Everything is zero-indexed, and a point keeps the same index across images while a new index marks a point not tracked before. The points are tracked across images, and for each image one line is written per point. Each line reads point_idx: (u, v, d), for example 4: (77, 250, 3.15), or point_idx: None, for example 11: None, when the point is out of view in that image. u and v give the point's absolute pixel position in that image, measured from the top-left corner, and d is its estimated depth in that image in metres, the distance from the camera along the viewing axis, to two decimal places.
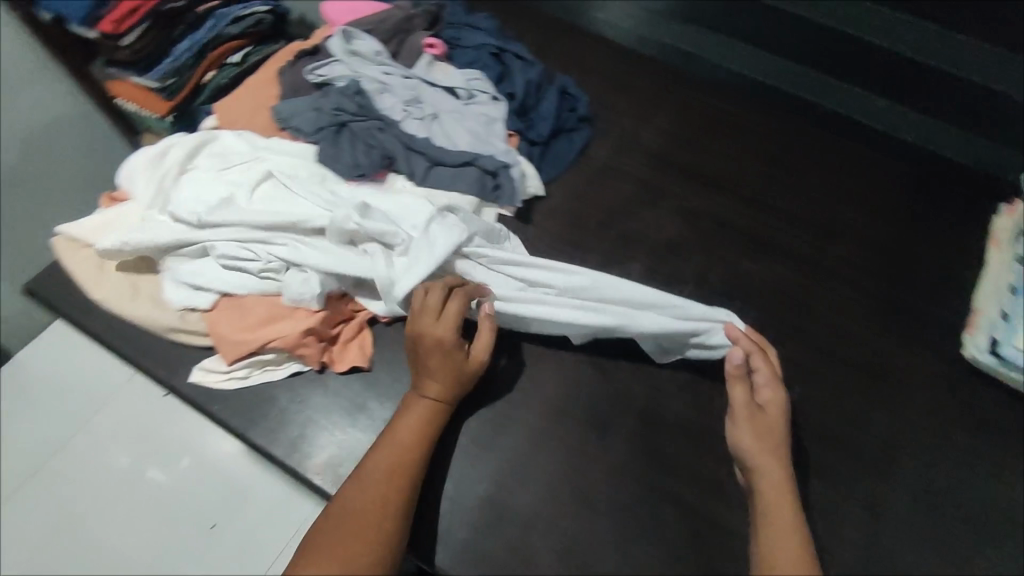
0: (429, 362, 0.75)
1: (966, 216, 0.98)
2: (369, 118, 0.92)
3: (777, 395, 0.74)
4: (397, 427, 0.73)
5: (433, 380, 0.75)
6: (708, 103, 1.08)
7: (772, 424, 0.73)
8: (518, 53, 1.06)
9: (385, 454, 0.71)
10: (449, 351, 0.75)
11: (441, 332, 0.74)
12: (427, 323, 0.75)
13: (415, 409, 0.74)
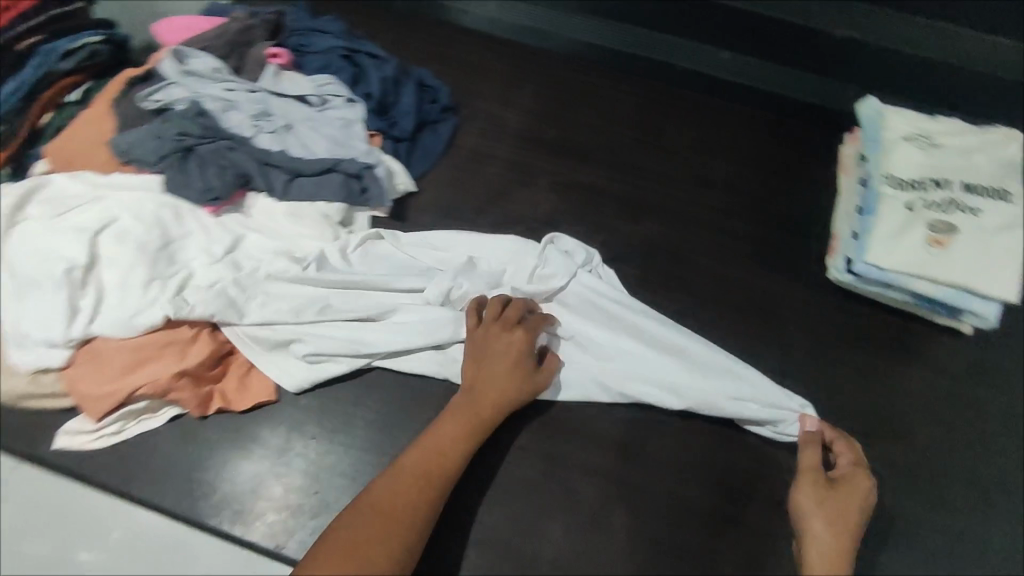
0: (490, 365, 0.75)
1: (816, 152, 1.05)
2: (217, 138, 0.86)
3: (855, 473, 0.72)
4: (445, 430, 0.72)
5: (492, 387, 0.74)
6: (565, 78, 1.10)
7: (849, 503, 0.70)
8: (369, 51, 1.03)
9: (428, 458, 0.70)
10: (517, 361, 0.76)
11: (517, 341, 0.76)
12: (504, 333, 0.76)
13: (474, 411, 0.74)
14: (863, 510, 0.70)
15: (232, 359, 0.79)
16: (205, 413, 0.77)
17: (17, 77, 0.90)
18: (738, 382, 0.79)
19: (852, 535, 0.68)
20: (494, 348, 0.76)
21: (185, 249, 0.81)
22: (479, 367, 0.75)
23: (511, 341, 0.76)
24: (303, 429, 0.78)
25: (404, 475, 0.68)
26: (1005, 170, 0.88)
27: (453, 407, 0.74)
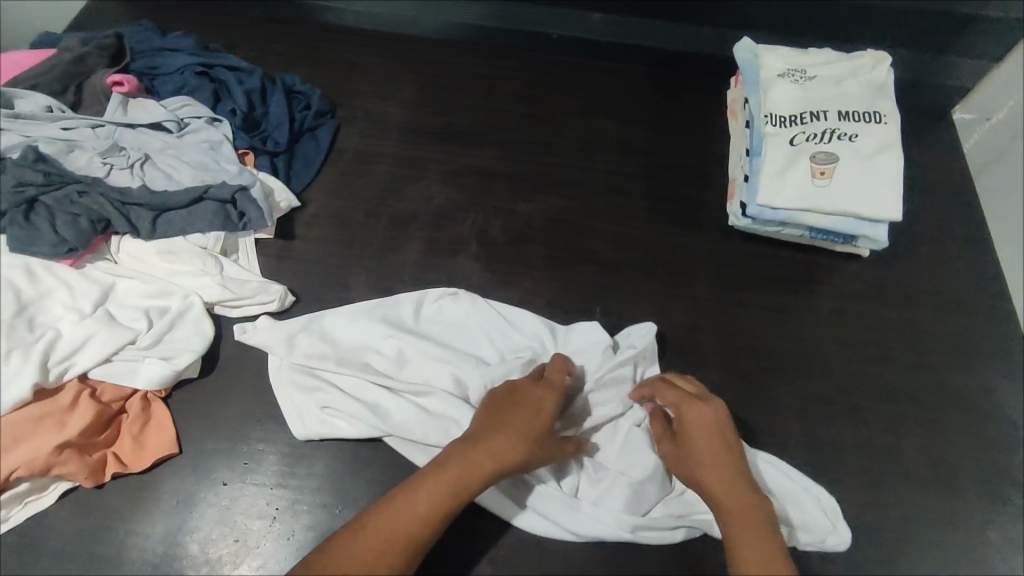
0: (509, 418, 0.67)
1: (699, 103, 1.06)
2: (63, 184, 0.79)
3: (689, 408, 0.70)
4: (431, 486, 0.62)
5: (501, 436, 0.65)
6: (438, 64, 1.08)
7: (708, 445, 0.68)
8: (228, 64, 0.97)
9: (406, 519, 0.61)
10: (541, 420, 0.67)
11: (549, 399, 0.69)
12: (539, 388, 0.70)
13: (475, 463, 0.64)
14: (724, 441, 0.68)
15: (122, 419, 0.74)
16: (101, 482, 0.71)
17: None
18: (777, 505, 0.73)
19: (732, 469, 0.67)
20: (521, 398, 0.69)
21: (46, 309, 0.74)
22: (497, 413, 0.68)
23: (540, 401, 0.69)
24: (211, 473, 0.73)
25: (373, 542, 0.59)
26: (875, 92, 0.90)
27: (449, 453, 0.65)
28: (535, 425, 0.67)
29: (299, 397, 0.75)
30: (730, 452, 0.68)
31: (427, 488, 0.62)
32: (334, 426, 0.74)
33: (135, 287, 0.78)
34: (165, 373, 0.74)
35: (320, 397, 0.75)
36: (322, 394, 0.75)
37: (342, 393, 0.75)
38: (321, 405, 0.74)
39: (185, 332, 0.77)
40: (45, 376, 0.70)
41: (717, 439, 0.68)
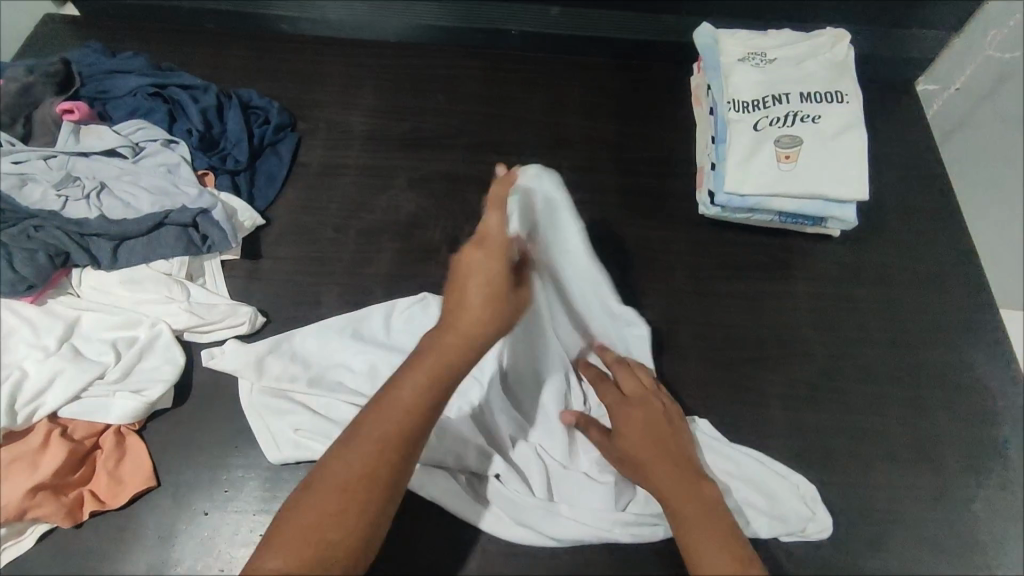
0: (466, 289, 0.60)
1: (663, 93, 1.06)
2: (18, 220, 0.77)
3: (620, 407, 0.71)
4: (409, 385, 0.58)
5: (460, 322, 0.59)
6: (399, 69, 1.07)
7: (640, 432, 0.69)
8: (180, 82, 0.95)
9: (380, 438, 0.57)
10: (498, 280, 0.60)
11: (499, 254, 0.60)
12: (483, 244, 0.61)
13: (440, 356, 0.59)
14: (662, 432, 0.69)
15: (97, 455, 0.73)
16: (79, 521, 0.70)
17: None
18: (760, 498, 0.74)
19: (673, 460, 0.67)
20: (471, 269, 0.60)
21: (10, 349, 0.73)
22: (453, 290, 0.61)
23: (485, 261, 0.60)
24: (192, 503, 0.72)
25: (348, 472, 0.56)
26: (836, 71, 0.89)
27: (419, 351, 0.59)
28: (492, 297, 0.60)
29: (270, 420, 0.75)
30: (663, 436, 0.69)
31: (396, 403, 0.57)
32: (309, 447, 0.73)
33: (100, 319, 0.77)
34: (137, 406, 0.73)
35: (292, 419, 0.74)
36: (295, 415, 0.74)
37: (314, 415, 0.75)
38: (293, 426, 0.74)
39: (154, 362, 0.76)
40: (13, 419, 0.69)
41: (656, 432, 0.69)
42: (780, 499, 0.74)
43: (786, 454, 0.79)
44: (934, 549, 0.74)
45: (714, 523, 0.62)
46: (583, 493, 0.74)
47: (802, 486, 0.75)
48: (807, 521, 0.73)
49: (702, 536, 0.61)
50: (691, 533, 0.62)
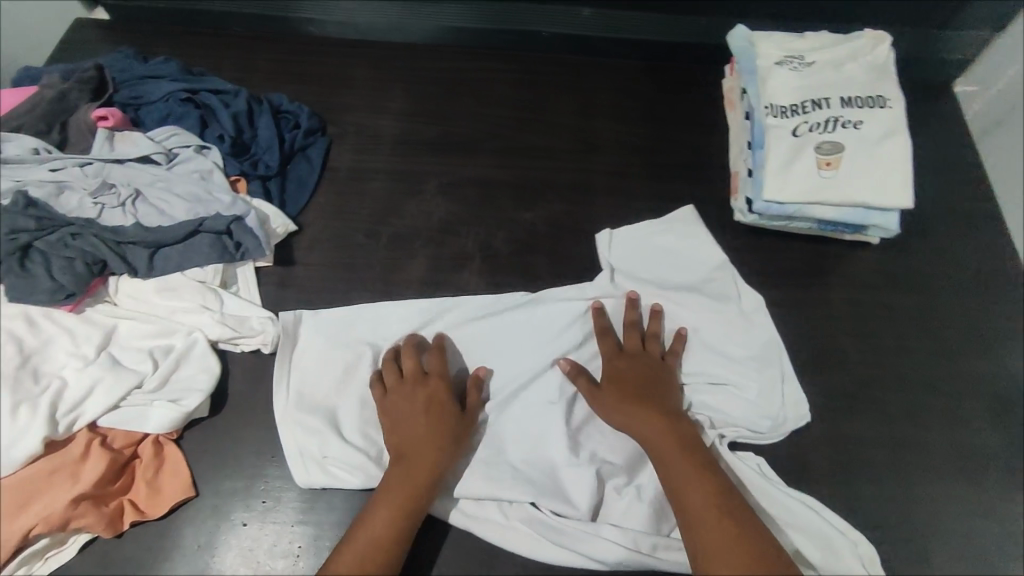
0: (407, 418, 0.73)
1: (694, 97, 1.05)
2: (56, 228, 0.78)
3: (612, 362, 0.78)
4: (387, 500, 0.68)
5: (415, 449, 0.71)
6: (429, 72, 1.06)
7: (625, 393, 0.75)
8: (212, 87, 0.95)
9: (385, 530, 0.66)
10: (431, 403, 0.73)
11: (429, 387, 0.75)
12: (411, 384, 0.75)
13: (407, 471, 0.69)
14: (651, 387, 0.76)
15: (136, 465, 0.73)
16: (119, 531, 0.70)
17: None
18: (812, 545, 0.71)
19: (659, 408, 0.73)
20: (406, 407, 0.73)
21: (49, 358, 0.73)
22: (396, 429, 0.73)
23: (420, 392, 0.74)
24: (229, 513, 0.72)
25: (365, 554, 0.64)
26: (877, 74, 0.87)
27: (386, 483, 0.69)
28: (433, 424, 0.72)
29: (301, 442, 0.75)
30: (652, 397, 0.75)
31: (384, 508, 0.67)
32: (335, 475, 0.73)
33: (137, 329, 0.77)
34: (175, 416, 0.73)
35: (323, 439, 0.75)
36: (325, 440, 0.75)
37: (347, 438, 0.75)
38: (325, 449, 0.74)
39: (190, 372, 0.76)
40: (54, 429, 0.69)
41: (647, 382, 0.76)
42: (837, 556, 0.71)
43: (826, 466, 0.78)
44: (980, 566, 0.73)
45: (704, 484, 0.68)
46: (627, 515, 0.75)
47: (862, 545, 0.71)
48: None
49: (698, 501, 0.67)
50: (687, 497, 0.67)
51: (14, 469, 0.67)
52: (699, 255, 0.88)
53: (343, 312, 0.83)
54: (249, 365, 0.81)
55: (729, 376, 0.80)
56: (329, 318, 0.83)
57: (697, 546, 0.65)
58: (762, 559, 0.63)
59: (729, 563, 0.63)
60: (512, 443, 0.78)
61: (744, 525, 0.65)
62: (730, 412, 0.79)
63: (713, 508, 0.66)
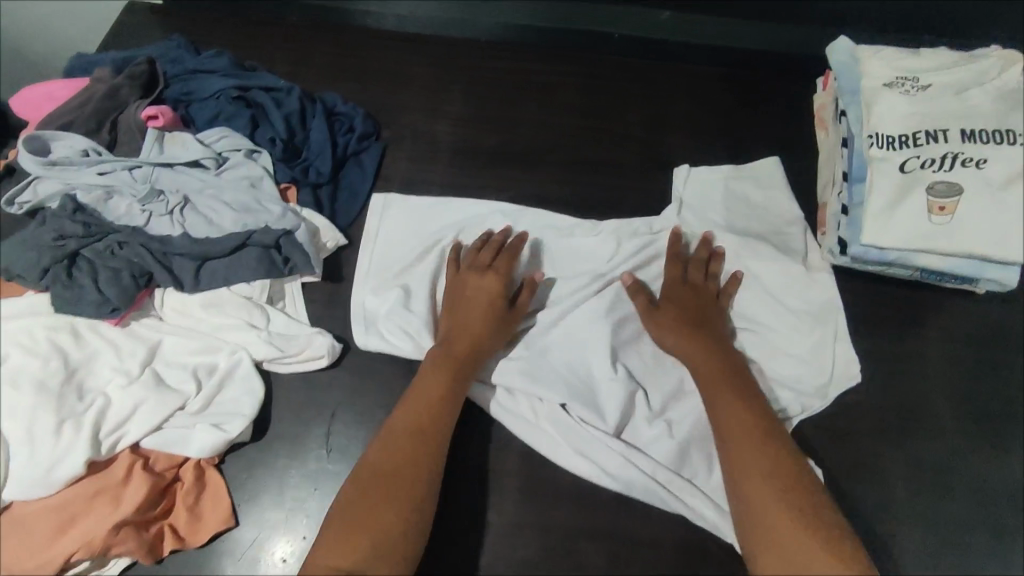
0: (467, 311, 0.75)
1: (780, 111, 0.96)
2: (103, 235, 0.75)
3: (672, 285, 0.78)
4: (431, 393, 0.69)
5: (467, 334, 0.73)
6: (492, 69, 0.99)
7: (683, 315, 0.75)
8: (264, 84, 0.90)
9: (431, 408, 0.68)
10: (489, 301, 0.75)
11: (489, 283, 0.76)
12: (474, 279, 0.77)
13: (455, 364, 0.71)
14: (709, 317, 0.76)
15: (176, 489, 0.71)
16: (159, 557, 0.68)
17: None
18: None
19: (712, 335, 0.74)
20: (466, 294, 0.76)
21: (94, 372, 0.71)
22: (455, 315, 0.75)
23: (481, 288, 0.76)
24: (269, 545, 0.70)
25: (409, 427, 0.67)
26: (1010, 102, 0.75)
27: (433, 371, 0.71)
28: (489, 312, 0.75)
29: (366, 315, 0.79)
30: (706, 323, 0.75)
31: (424, 402, 0.69)
32: (394, 344, 0.78)
33: (180, 345, 0.74)
34: (216, 441, 0.70)
35: (387, 314, 0.79)
36: (389, 315, 0.79)
37: (410, 312, 0.79)
38: (388, 321, 0.78)
39: (233, 395, 0.74)
40: (97, 449, 0.67)
41: (703, 312, 0.76)
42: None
43: (916, 543, 0.70)
44: None
45: (757, 413, 0.67)
46: (654, 446, 0.73)
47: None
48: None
49: (744, 421, 0.66)
50: (732, 422, 0.66)
51: (57, 488, 0.66)
52: (773, 203, 0.88)
53: (430, 203, 0.87)
54: (293, 387, 0.77)
55: (785, 321, 0.79)
56: (414, 209, 0.87)
57: (733, 467, 0.64)
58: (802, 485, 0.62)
59: (763, 474, 0.62)
60: (563, 345, 0.77)
61: (785, 450, 0.65)
62: (782, 368, 0.77)
63: (756, 430, 0.65)
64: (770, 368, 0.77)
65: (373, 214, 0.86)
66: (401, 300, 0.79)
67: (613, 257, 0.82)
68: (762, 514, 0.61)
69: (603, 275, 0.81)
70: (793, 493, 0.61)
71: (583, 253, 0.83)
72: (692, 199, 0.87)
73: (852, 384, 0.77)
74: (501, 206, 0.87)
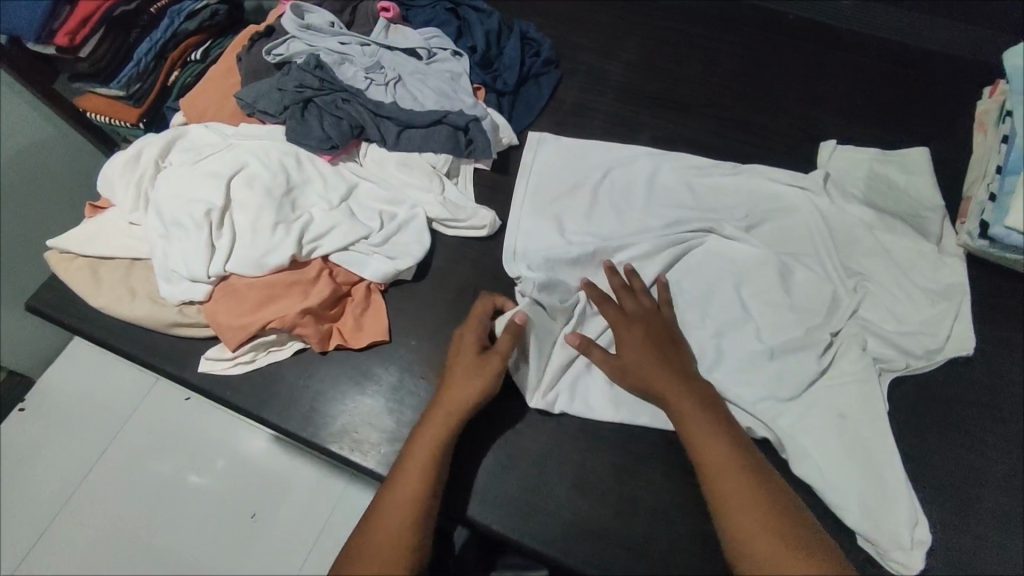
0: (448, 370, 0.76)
1: (940, 108, 0.99)
2: (332, 90, 0.91)
3: (621, 323, 0.78)
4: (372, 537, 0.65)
5: (449, 385, 0.74)
6: (667, 26, 1.09)
7: (643, 352, 0.75)
8: (473, 4, 1.04)
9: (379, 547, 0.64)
10: (461, 349, 0.76)
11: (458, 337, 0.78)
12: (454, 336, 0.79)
13: (393, 518, 0.66)
14: (677, 360, 0.75)
15: (347, 301, 0.85)
16: (325, 349, 0.83)
17: (136, 59, 1.00)
18: (896, 469, 0.73)
19: (683, 376, 0.74)
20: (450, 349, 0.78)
21: (305, 194, 0.87)
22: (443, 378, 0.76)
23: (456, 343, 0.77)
24: (413, 365, 0.83)
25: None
26: None
27: (366, 529, 0.66)
28: (471, 361, 0.74)
29: (516, 225, 0.90)
30: (672, 360, 0.75)
31: (369, 551, 0.64)
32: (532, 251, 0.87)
33: (372, 190, 0.89)
34: (388, 270, 0.84)
35: (532, 230, 0.89)
36: (533, 230, 0.89)
37: (553, 230, 0.89)
38: (534, 234, 0.89)
39: (407, 239, 0.87)
40: (300, 250, 0.82)
41: (659, 347, 0.76)
42: (893, 510, 0.72)
43: (998, 511, 0.74)
44: None
45: (735, 449, 0.67)
46: (752, 367, 0.80)
47: (919, 526, 0.71)
48: (898, 553, 0.70)
49: (714, 451, 0.67)
50: (710, 463, 0.67)
51: (264, 272, 0.82)
52: (920, 186, 0.90)
53: (579, 143, 0.96)
54: (452, 248, 0.90)
55: (910, 289, 0.83)
56: (565, 147, 0.96)
57: (727, 515, 0.64)
58: (791, 509, 0.64)
59: (737, 491, 0.64)
60: (699, 270, 0.86)
61: (764, 476, 0.66)
62: (894, 328, 0.81)
63: (732, 461, 0.66)
64: (885, 327, 0.82)
65: (528, 149, 0.96)
66: (545, 222, 0.89)
67: (749, 201, 0.90)
68: (738, 521, 0.63)
69: (739, 216, 0.89)
70: (784, 519, 0.63)
71: (726, 195, 0.91)
72: (835, 169, 0.93)
73: (966, 354, 0.80)
74: (647, 150, 0.95)
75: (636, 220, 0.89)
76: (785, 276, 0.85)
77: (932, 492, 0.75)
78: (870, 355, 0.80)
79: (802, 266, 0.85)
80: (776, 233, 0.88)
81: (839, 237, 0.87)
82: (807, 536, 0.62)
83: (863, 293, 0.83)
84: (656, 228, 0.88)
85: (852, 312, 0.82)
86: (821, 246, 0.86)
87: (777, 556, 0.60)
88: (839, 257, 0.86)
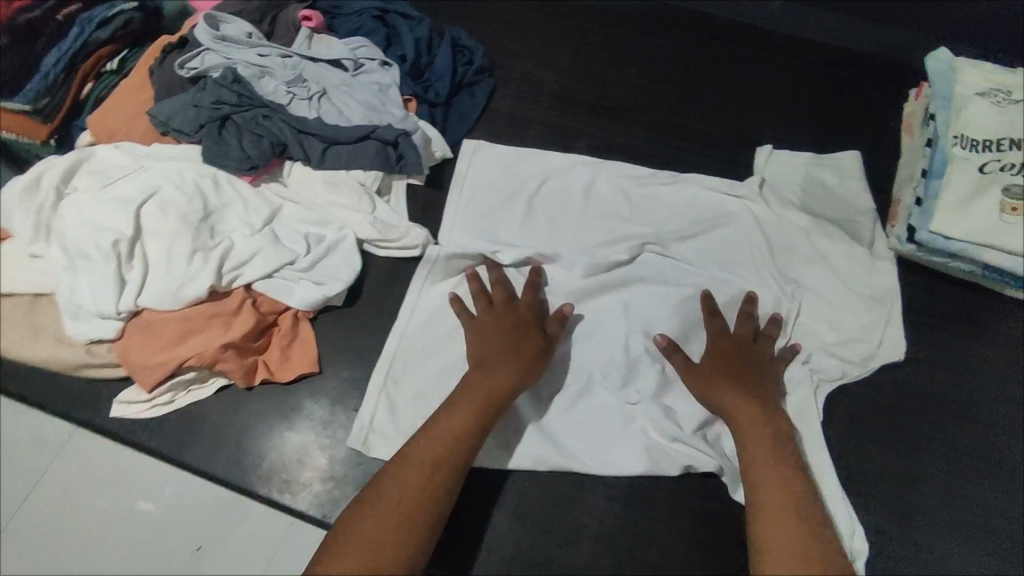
0: (504, 335, 0.76)
1: (869, 110, 1.01)
2: (252, 106, 0.86)
3: (719, 338, 0.78)
4: (391, 503, 0.63)
5: (506, 352, 0.74)
6: (603, 30, 1.07)
7: (728, 366, 0.75)
8: (402, 10, 1.00)
9: (390, 516, 0.62)
10: (522, 323, 0.77)
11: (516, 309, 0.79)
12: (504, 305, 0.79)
13: (414, 495, 0.63)
14: (765, 385, 0.75)
15: (273, 331, 0.80)
16: (250, 384, 0.78)
17: (43, 71, 0.91)
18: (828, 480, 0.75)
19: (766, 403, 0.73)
20: (505, 314, 0.78)
21: (224, 219, 0.82)
22: (494, 338, 0.76)
23: (515, 315, 0.78)
24: (346, 397, 0.80)
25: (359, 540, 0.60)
26: None
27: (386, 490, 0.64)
28: (528, 338, 0.76)
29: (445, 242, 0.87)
30: (755, 386, 0.74)
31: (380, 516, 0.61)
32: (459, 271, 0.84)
33: (296, 210, 0.84)
34: (315, 295, 0.80)
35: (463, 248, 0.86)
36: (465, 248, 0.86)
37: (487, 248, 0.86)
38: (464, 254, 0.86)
39: (335, 262, 0.82)
40: (219, 280, 0.77)
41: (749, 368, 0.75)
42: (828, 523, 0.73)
43: (929, 513, 0.76)
44: None
45: (795, 481, 0.66)
46: None
47: (856, 536, 0.73)
48: None
49: (768, 476, 0.66)
50: (765, 488, 0.65)
51: (180, 305, 0.76)
52: (851, 191, 0.92)
53: (515, 152, 0.93)
54: (385, 270, 0.87)
55: (844, 295, 0.84)
56: (500, 156, 0.93)
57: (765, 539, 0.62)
58: (830, 552, 0.60)
59: (783, 514, 0.63)
60: (639, 282, 0.85)
61: (814, 517, 0.63)
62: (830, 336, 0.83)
63: (784, 491, 0.65)
64: (820, 335, 0.83)
65: (462, 159, 0.93)
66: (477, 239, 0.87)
67: (686, 211, 0.89)
68: (766, 522, 0.63)
69: (675, 227, 0.88)
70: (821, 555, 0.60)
71: (664, 204, 0.90)
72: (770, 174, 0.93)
73: (896, 360, 0.82)
74: (585, 159, 0.93)
75: (574, 232, 0.88)
76: (724, 288, 0.84)
77: (866, 499, 0.77)
78: (806, 365, 0.81)
79: (739, 275, 0.85)
80: (714, 242, 0.87)
81: (775, 245, 0.87)
82: (823, 540, 0.61)
83: (799, 301, 0.84)
84: (595, 240, 0.87)
85: (788, 321, 0.82)
86: (759, 255, 0.86)
87: (781, 540, 0.61)
88: (776, 265, 0.86)
